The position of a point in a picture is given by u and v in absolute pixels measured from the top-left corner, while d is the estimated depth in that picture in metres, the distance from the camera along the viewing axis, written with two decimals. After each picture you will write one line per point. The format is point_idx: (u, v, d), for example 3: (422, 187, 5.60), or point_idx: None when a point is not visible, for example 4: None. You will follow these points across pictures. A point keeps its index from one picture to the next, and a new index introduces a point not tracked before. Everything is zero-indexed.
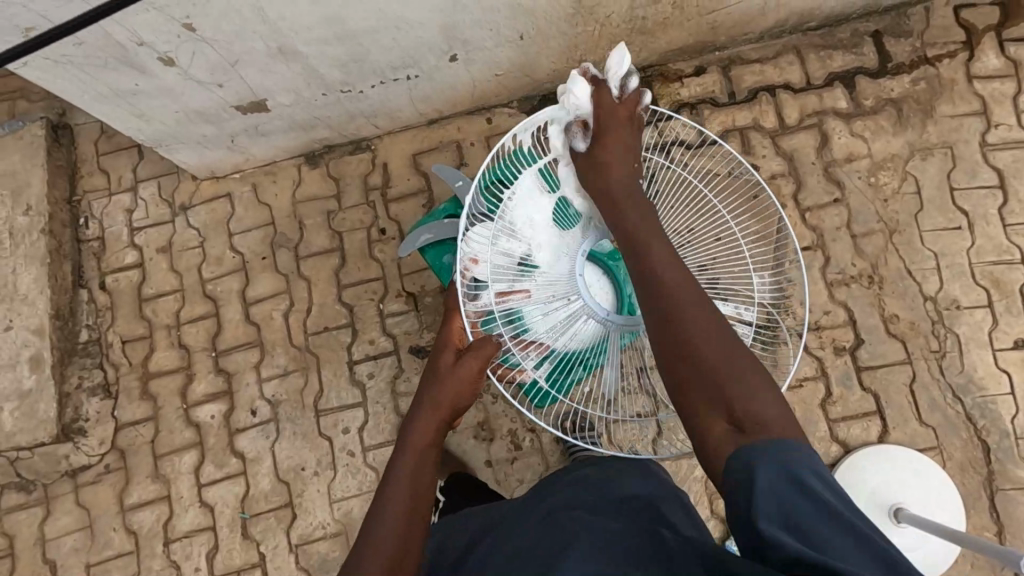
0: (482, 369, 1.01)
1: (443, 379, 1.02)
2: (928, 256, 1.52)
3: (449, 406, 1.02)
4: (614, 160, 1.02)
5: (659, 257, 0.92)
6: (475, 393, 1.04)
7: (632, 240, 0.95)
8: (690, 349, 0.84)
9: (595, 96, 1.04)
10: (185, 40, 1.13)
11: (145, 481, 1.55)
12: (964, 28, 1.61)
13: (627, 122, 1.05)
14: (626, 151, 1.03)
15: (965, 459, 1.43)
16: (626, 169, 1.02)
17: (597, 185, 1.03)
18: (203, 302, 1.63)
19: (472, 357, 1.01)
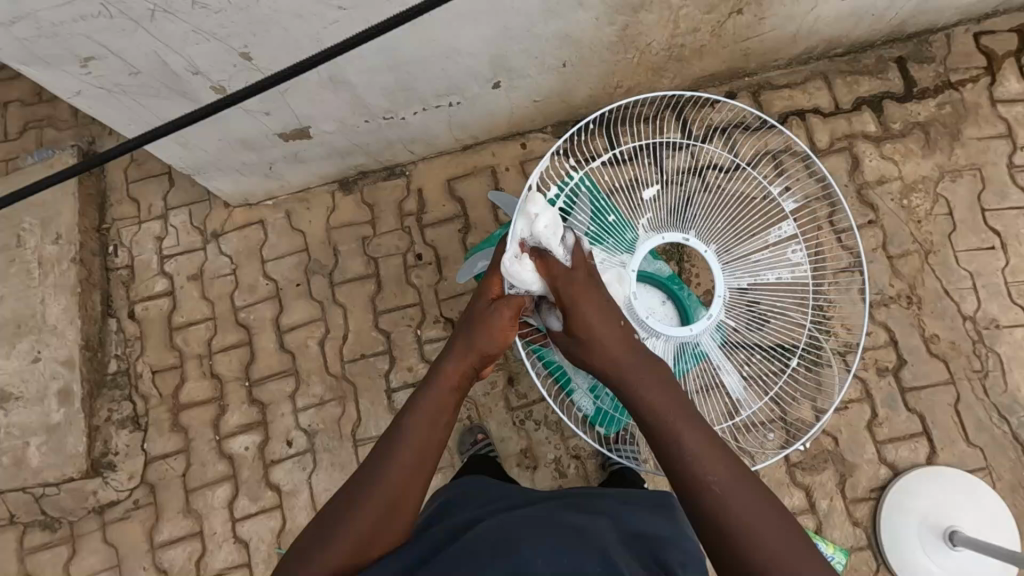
0: (515, 318, 0.89)
1: (479, 323, 0.91)
2: (964, 276, 1.54)
3: (478, 352, 0.90)
4: (598, 325, 0.87)
5: (683, 427, 0.83)
6: (507, 342, 0.92)
7: (652, 408, 0.84)
8: (734, 533, 0.75)
9: (542, 267, 0.88)
10: (239, 70, 1.13)
11: (176, 517, 1.50)
12: (985, 54, 1.65)
13: (592, 283, 0.90)
14: (607, 305, 0.89)
15: (1015, 479, 1.42)
16: (617, 334, 0.88)
17: (590, 361, 0.88)
18: (236, 330, 1.60)
19: (507, 304, 0.90)
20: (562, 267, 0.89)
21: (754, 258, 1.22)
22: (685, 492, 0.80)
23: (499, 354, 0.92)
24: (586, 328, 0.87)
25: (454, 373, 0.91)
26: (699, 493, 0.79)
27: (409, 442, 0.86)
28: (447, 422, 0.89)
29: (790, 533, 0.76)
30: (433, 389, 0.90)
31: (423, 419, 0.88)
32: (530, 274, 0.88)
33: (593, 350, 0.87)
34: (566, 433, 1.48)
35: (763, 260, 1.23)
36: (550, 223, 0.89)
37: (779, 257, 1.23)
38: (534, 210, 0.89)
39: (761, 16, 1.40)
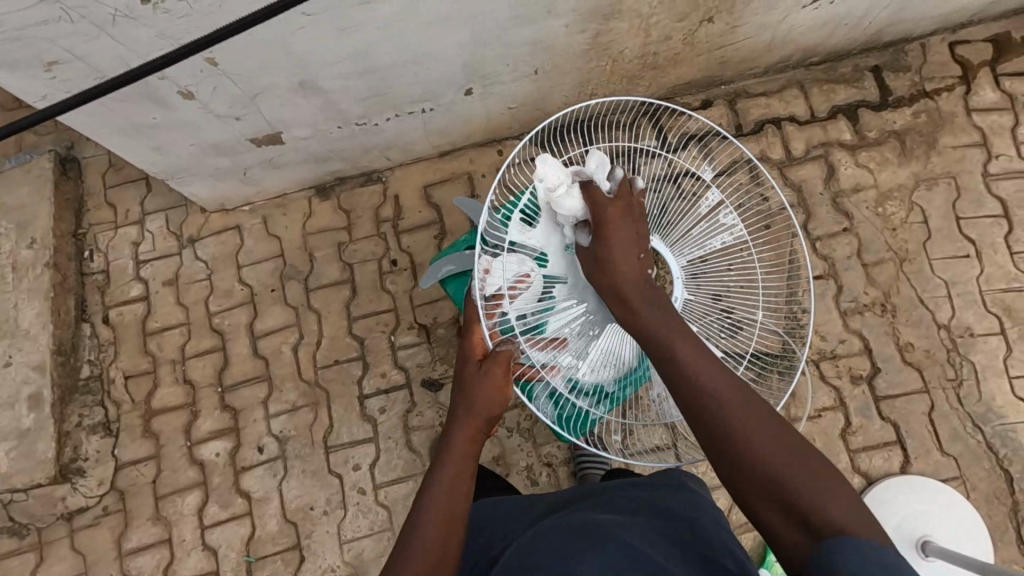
0: (508, 372, 0.97)
1: (477, 388, 0.97)
2: (939, 284, 1.54)
3: (483, 414, 0.97)
4: (621, 253, 0.87)
5: (683, 347, 0.81)
6: (506, 397, 0.99)
7: (650, 329, 0.83)
8: (739, 438, 0.74)
9: (588, 194, 0.91)
10: (206, 74, 1.13)
11: (145, 524, 1.49)
12: (960, 64, 1.65)
13: (629, 214, 0.90)
14: (632, 240, 0.89)
15: (990, 490, 1.41)
16: (635, 264, 0.88)
17: (604, 281, 0.88)
18: (210, 335, 1.60)
19: (497, 363, 0.97)
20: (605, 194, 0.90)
21: (693, 232, 1.17)
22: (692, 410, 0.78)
23: (503, 410, 0.99)
24: (609, 254, 0.87)
25: (466, 438, 0.95)
26: (710, 407, 0.77)
27: (435, 513, 0.87)
28: (466, 488, 0.92)
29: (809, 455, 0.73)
30: (449, 459, 0.94)
31: (443, 495, 0.89)
32: (570, 199, 0.91)
33: (611, 268, 0.87)
34: (539, 440, 1.48)
35: (705, 230, 1.17)
36: (603, 162, 0.92)
37: (715, 224, 1.18)
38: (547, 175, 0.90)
39: (733, 25, 1.41)
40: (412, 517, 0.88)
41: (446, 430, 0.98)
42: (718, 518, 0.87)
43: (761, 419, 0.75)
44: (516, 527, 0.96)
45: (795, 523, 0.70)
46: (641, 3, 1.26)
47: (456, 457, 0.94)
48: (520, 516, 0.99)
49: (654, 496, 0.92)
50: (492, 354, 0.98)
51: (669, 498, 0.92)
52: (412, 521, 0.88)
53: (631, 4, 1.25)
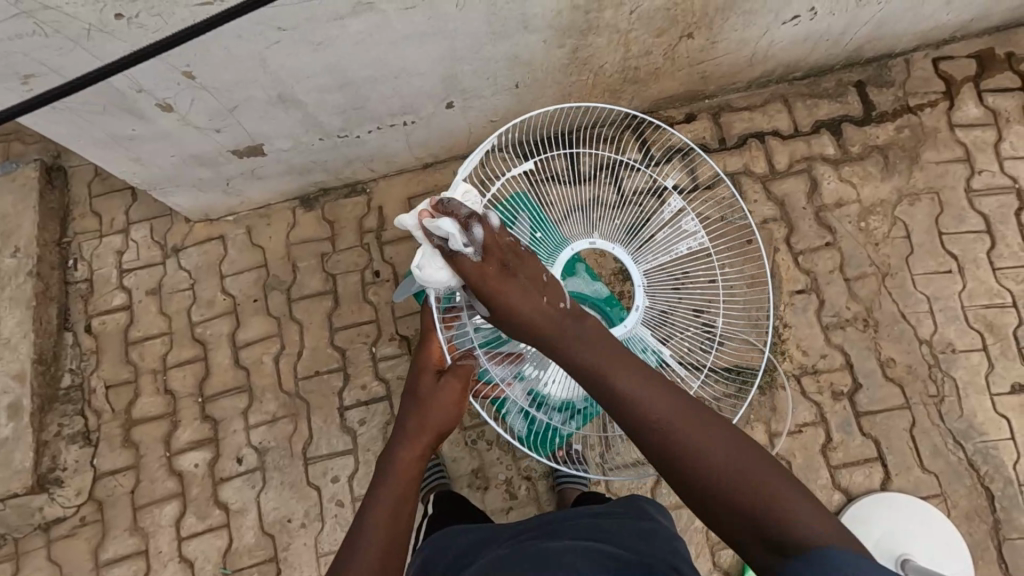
0: (464, 386, 1.02)
1: (430, 402, 1.02)
2: (921, 299, 1.53)
3: (432, 428, 1.01)
4: (517, 297, 0.83)
5: (625, 375, 0.81)
6: (458, 412, 1.03)
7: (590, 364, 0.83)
8: (699, 466, 0.74)
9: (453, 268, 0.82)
10: (184, 87, 1.14)
11: (123, 534, 1.49)
12: (943, 79, 1.65)
13: (507, 271, 0.83)
14: (529, 283, 0.85)
15: (970, 507, 1.41)
16: (545, 309, 0.85)
17: (521, 333, 0.86)
18: (192, 345, 1.60)
19: (453, 376, 1.03)
20: (474, 265, 0.81)
21: (657, 238, 1.15)
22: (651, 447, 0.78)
23: (455, 423, 1.04)
24: (505, 307, 0.83)
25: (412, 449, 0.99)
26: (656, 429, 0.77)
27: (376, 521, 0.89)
28: (411, 504, 0.94)
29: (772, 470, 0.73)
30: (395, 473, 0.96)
31: (384, 509, 0.91)
32: (439, 274, 0.83)
33: (508, 319, 0.84)
34: (518, 453, 1.47)
35: (669, 236, 1.16)
36: (454, 227, 0.78)
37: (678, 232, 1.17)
38: (429, 267, 0.83)
39: (713, 41, 1.42)
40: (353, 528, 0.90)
41: (394, 441, 1.01)
42: (676, 547, 0.89)
43: (717, 434, 0.76)
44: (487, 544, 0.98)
45: (768, 544, 0.69)
46: (619, 19, 1.27)
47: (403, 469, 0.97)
48: (485, 542, 0.99)
49: (612, 523, 0.94)
50: (450, 368, 1.04)
51: (632, 525, 0.93)
52: (354, 536, 0.89)
53: (609, 19, 1.26)
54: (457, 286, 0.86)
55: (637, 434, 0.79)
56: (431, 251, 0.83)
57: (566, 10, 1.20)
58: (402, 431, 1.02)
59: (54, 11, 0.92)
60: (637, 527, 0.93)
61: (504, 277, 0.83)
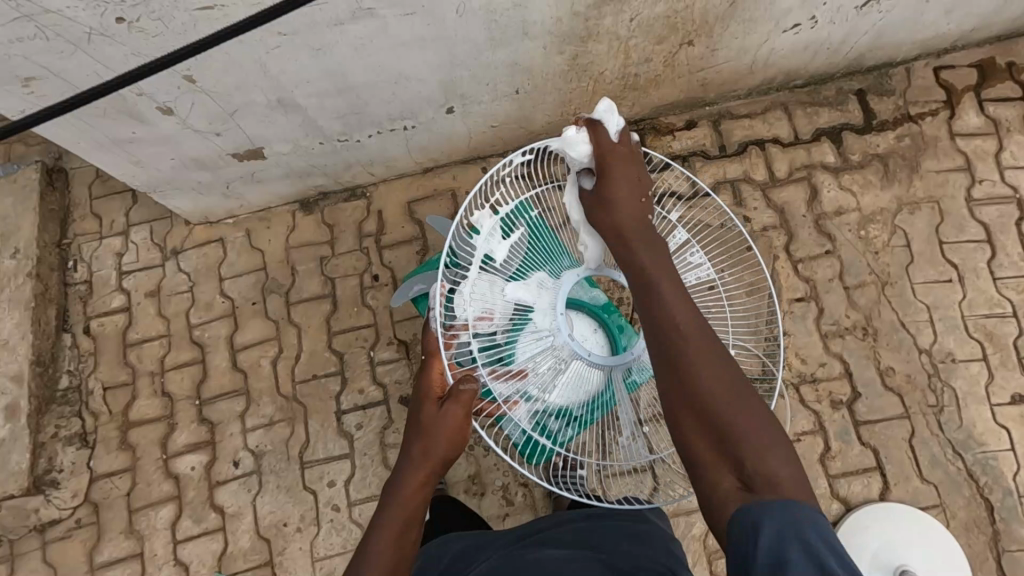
0: (467, 414, 0.95)
1: (432, 430, 0.96)
2: (921, 308, 1.53)
3: (434, 458, 0.95)
4: (623, 197, 0.96)
5: (667, 286, 0.87)
6: (461, 440, 0.97)
7: (642, 271, 0.90)
8: (692, 384, 0.79)
9: (593, 139, 0.97)
10: (185, 91, 1.15)
11: (117, 537, 1.49)
12: (944, 88, 1.65)
13: (622, 157, 0.98)
14: (634, 180, 0.98)
15: (969, 518, 1.40)
16: (636, 207, 0.96)
17: (608, 222, 0.96)
18: (190, 348, 1.59)
19: (455, 403, 0.96)
20: (609, 142, 0.98)
21: None
22: (660, 358, 0.82)
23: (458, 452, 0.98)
24: (612, 193, 0.96)
25: (415, 482, 0.94)
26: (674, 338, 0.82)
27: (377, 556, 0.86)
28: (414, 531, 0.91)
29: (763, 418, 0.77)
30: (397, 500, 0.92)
31: (392, 530, 0.89)
32: (579, 147, 0.97)
33: (612, 215, 0.96)
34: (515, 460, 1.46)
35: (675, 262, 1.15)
36: (581, 134, 0.97)
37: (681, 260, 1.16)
38: (574, 144, 0.97)
39: (713, 48, 1.42)
40: (361, 546, 0.87)
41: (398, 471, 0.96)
42: (671, 551, 0.91)
43: (727, 375, 0.80)
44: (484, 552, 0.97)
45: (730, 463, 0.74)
46: (618, 26, 1.27)
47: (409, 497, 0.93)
48: (483, 546, 1.00)
49: (608, 528, 0.94)
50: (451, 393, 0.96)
51: (627, 530, 0.93)
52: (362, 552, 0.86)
53: (608, 26, 1.26)
54: (585, 165, 1.00)
55: (652, 336, 0.84)
56: (576, 132, 0.97)
57: (565, 17, 1.20)
58: (409, 462, 0.96)
59: (54, 15, 0.93)
60: (632, 531, 0.93)
61: (614, 164, 0.97)
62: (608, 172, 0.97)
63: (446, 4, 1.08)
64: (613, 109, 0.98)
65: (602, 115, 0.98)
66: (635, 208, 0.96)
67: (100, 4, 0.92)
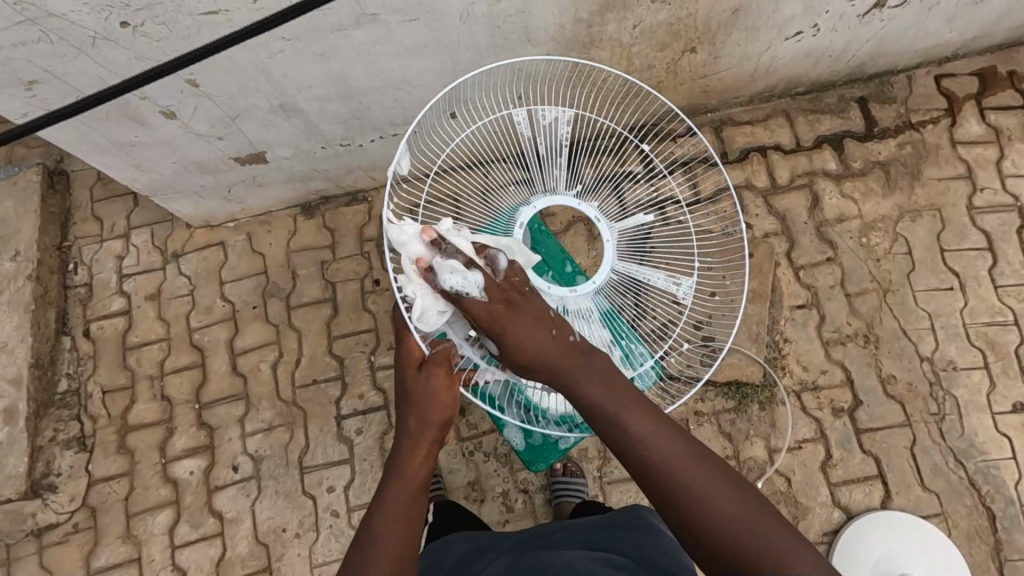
0: (450, 377, 0.87)
1: (418, 397, 0.88)
2: (922, 316, 1.53)
3: (429, 424, 0.88)
4: (528, 337, 0.79)
5: (632, 415, 0.79)
6: (454, 399, 0.89)
7: (594, 400, 0.80)
8: (703, 521, 0.73)
9: (535, 237, 0.93)
10: (188, 95, 1.15)
11: (114, 542, 1.48)
12: (945, 96, 1.66)
13: (550, 262, 0.88)
14: (537, 318, 0.81)
15: (971, 527, 1.40)
16: (547, 339, 0.81)
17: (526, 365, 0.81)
18: (189, 351, 1.59)
19: (436, 366, 0.87)
20: (551, 230, 0.94)
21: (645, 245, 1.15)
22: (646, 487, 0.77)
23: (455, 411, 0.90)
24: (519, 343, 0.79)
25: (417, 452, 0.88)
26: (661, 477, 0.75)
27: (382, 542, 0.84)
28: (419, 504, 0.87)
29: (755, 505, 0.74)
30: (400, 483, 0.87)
31: (388, 531, 0.84)
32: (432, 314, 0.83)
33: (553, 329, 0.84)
34: (515, 466, 1.46)
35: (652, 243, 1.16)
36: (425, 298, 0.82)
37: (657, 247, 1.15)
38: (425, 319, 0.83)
39: (715, 55, 1.42)
40: (361, 543, 0.84)
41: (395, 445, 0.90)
42: (679, 557, 0.86)
43: (727, 493, 0.75)
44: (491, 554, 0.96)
45: None
46: (621, 33, 1.27)
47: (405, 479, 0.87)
48: (483, 552, 0.98)
49: (616, 529, 0.93)
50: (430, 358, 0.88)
51: (636, 529, 0.92)
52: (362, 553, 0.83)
53: (611, 33, 1.26)
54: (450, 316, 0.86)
55: (642, 480, 0.77)
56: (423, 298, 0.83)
57: (569, 23, 1.20)
58: (404, 437, 0.89)
59: (58, 18, 0.92)
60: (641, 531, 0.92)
61: (488, 324, 0.79)
62: (497, 339, 0.79)
63: (450, 10, 1.08)
64: (466, 273, 0.79)
65: (462, 286, 0.79)
66: (552, 339, 0.81)
67: (104, 8, 0.92)
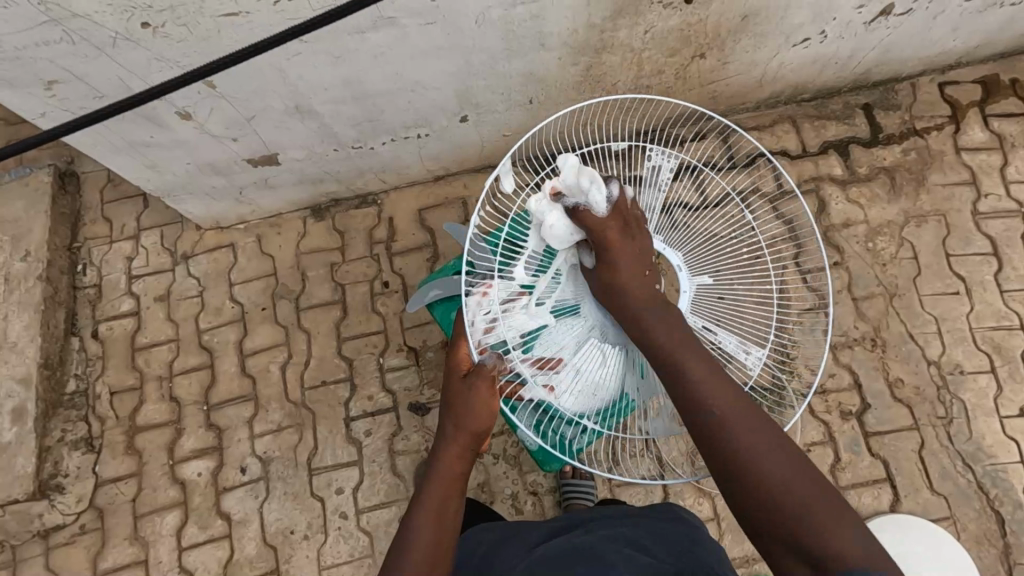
0: (494, 388, 0.92)
1: (460, 406, 0.93)
2: (928, 320, 1.54)
3: (470, 433, 0.92)
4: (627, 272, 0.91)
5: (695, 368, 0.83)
6: (494, 414, 0.94)
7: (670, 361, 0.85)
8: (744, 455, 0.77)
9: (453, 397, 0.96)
10: (205, 96, 1.16)
11: (122, 543, 1.47)
12: (949, 103, 1.68)
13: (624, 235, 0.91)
14: (638, 250, 0.92)
15: (980, 531, 1.40)
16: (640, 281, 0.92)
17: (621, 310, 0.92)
18: (198, 352, 1.59)
19: (480, 378, 0.93)
20: (599, 218, 0.89)
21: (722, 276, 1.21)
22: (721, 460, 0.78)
23: (492, 426, 0.94)
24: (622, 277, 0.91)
25: (454, 456, 0.91)
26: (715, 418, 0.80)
27: (416, 542, 0.85)
28: (455, 508, 0.90)
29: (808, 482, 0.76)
30: (435, 482, 0.90)
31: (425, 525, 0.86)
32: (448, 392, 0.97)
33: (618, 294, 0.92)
34: (524, 468, 1.46)
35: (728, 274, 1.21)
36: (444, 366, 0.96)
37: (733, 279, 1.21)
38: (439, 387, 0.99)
39: (724, 61, 1.44)
40: (396, 545, 0.85)
41: (434, 449, 0.94)
42: (711, 554, 0.85)
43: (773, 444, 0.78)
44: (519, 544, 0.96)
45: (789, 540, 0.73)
46: (632, 39, 1.29)
47: (439, 485, 0.90)
48: (508, 543, 0.98)
49: (647, 523, 0.92)
50: (476, 369, 0.93)
51: (670, 526, 0.91)
52: (397, 551, 0.85)
53: (622, 39, 1.28)
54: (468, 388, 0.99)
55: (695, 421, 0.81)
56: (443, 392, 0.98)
57: (581, 28, 1.22)
58: (441, 441, 0.93)
59: (81, 18, 0.93)
60: (676, 528, 0.91)
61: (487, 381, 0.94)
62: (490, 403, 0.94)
63: (466, 14, 1.10)
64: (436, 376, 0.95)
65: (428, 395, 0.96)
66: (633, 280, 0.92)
67: (127, 9, 0.93)
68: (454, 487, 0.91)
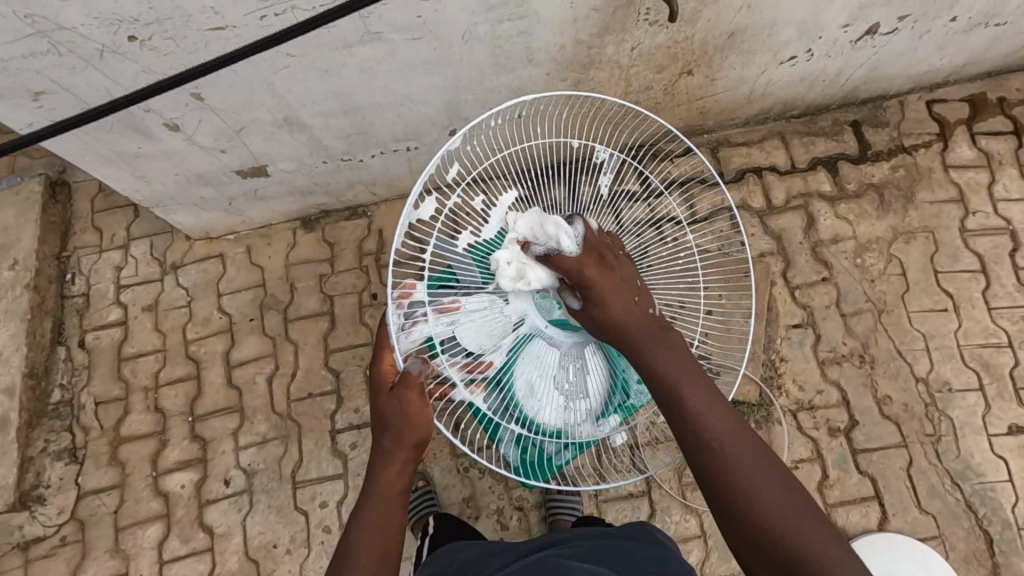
0: (423, 396, 0.90)
1: (387, 418, 0.91)
2: (916, 336, 1.54)
3: (408, 442, 0.90)
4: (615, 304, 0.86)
5: (667, 360, 0.84)
6: (430, 419, 0.91)
7: (634, 337, 0.86)
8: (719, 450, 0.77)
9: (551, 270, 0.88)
10: (193, 108, 1.16)
11: (103, 556, 1.46)
12: (937, 121, 1.69)
13: (603, 267, 0.87)
14: (621, 284, 0.87)
15: (968, 550, 1.39)
16: (629, 305, 0.87)
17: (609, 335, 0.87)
18: (185, 363, 1.58)
19: (408, 390, 0.90)
20: (570, 259, 0.85)
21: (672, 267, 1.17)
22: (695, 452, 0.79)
23: (431, 433, 0.92)
24: (607, 310, 0.86)
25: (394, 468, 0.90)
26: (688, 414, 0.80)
27: (362, 552, 0.84)
28: (398, 518, 0.89)
29: (776, 472, 0.77)
30: (376, 496, 0.89)
31: (370, 535, 0.86)
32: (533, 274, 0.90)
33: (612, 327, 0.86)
34: (510, 482, 1.45)
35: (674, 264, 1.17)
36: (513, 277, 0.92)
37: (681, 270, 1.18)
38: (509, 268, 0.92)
39: (712, 78, 1.45)
40: (337, 559, 0.85)
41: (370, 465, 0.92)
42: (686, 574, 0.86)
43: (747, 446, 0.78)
44: (494, 560, 0.96)
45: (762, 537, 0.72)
46: (619, 55, 1.30)
47: (385, 498, 0.89)
48: (484, 561, 0.97)
49: (624, 542, 0.93)
50: (402, 380, 0.91)
51: (645, 546, 0.92)
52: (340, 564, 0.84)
53: (609, 55, 1.29)
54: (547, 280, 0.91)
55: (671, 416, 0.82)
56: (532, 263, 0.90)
57: (568, 45, 1.23)
58: (378, 455, 0.91)
59: (68, 31, 0.94)
60: (650, 548, 0.91)
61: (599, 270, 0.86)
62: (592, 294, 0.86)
63: (453, 29, 1.11)
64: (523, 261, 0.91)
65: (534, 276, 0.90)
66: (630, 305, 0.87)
67: (113, 22, 0.94)
68: (395, 499, 0.90)
